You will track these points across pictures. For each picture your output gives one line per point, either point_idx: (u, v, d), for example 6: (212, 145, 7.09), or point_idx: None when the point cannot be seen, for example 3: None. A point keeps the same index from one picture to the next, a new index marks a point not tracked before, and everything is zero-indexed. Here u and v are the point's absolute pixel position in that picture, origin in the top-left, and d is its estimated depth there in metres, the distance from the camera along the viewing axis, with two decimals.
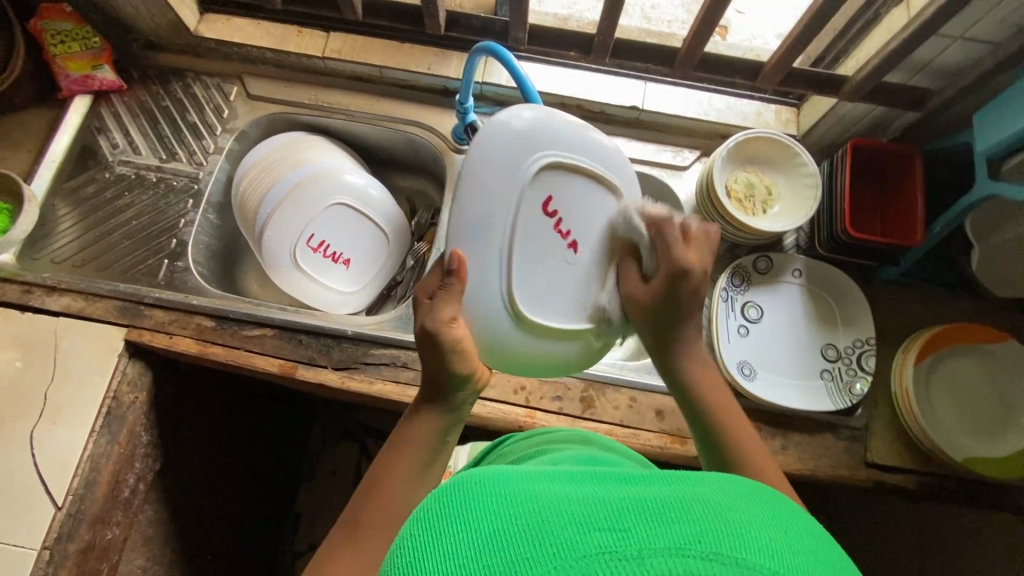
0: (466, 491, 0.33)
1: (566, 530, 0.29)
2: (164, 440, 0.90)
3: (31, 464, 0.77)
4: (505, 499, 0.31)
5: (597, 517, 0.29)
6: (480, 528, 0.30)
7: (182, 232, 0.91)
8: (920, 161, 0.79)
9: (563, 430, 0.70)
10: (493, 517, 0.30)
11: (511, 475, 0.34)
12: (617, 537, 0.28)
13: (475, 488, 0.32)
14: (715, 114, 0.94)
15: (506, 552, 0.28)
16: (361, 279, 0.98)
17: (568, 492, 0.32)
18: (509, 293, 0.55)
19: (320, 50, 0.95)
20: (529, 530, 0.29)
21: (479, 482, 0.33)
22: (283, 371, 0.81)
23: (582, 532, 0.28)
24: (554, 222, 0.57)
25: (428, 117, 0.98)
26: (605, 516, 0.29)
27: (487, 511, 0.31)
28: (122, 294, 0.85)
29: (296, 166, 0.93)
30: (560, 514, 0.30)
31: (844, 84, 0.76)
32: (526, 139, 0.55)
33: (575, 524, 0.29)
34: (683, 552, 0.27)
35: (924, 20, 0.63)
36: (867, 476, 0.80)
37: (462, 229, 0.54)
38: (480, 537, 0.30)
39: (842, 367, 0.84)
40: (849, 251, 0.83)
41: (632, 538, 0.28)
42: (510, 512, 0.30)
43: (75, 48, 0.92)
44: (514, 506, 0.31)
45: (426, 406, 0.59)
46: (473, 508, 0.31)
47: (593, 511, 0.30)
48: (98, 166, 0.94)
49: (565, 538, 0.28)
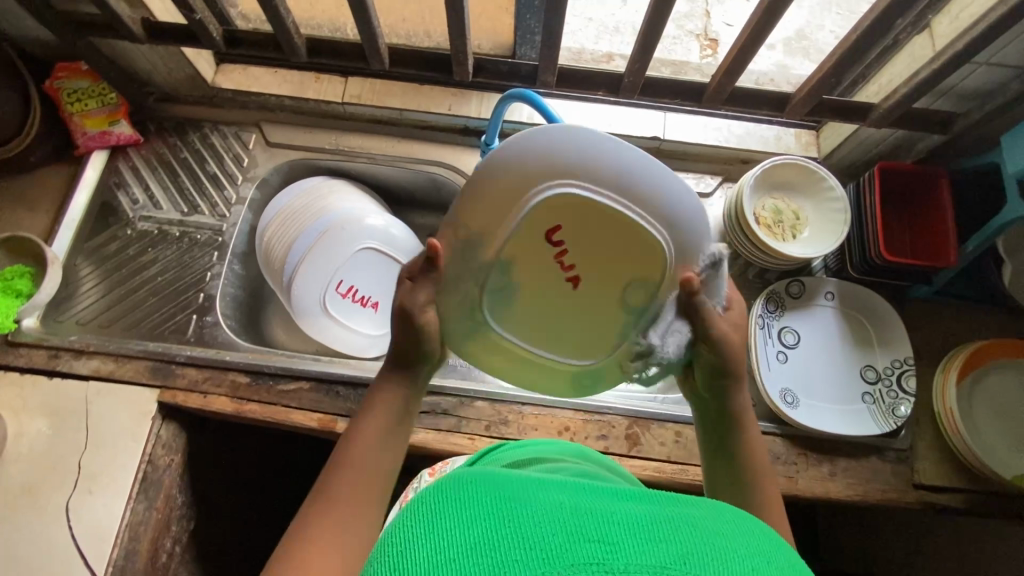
0: (467, 494, 0.36)
1: (559, 537, 0.31)
2: (197, 499, 0.88)
3: (69, 538, 0.74)
4: (503, 504, 0.34)
5: (588, 530, 0.32)
6: (475, 525, 0.33)
7: (209, 286, 0.90)
8: (945, 181, 0.80)
9: (560, 443, 0.71)
10: (489, 515, 0.33)
11: (510, 484, 0.37)
12: (608, 551, 0.30)
13: (475, 493, 0.36)
14: (736, 140, 0.95)
15: (497, 553, 0.30)
16: (388, 321, 0.97)
17: (564, 503, 0.35)
18: (581, 316, 0.55)
19: (339, 95, 0.95)
20: (522, 538, 0.31)
21: (480, 487, 0.36)
22: (322, 426, 0.80)
23: (572, 541, 0.31)
24: (558, 252, 0.51)
25: (450, 156, 0.98)
26: (598, 529, 0.32)
27: (486, 512, 0.34)
28: (152, 354, 0.83)
29: (320, 214, 0.92)
30: (550, 523, 0.32)
31: (871, 112, 0.76)
32: (558, 159, 0.48)
33: (566, 533, 0.31)
34: (667, 570, 0.30)
35: (957, 51, 0.64)
36: (917, 498, 0.79)
37: (524, 255, 0.51)
38: (475, 539, 0.32)
39: (883, 389, 0.83)
40: (882, 274, 0.84)
41: (619, 551, 0.30)
42: (507, 516, 0.33)
43: (92, 106, 0.92)
44: (508, 513, 0.33)
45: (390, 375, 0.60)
46: (473, 515, 0.33)
47: (587, 524, 0.32)
48: (119, 223, 0.93)
49: (556, 544, 0.31)
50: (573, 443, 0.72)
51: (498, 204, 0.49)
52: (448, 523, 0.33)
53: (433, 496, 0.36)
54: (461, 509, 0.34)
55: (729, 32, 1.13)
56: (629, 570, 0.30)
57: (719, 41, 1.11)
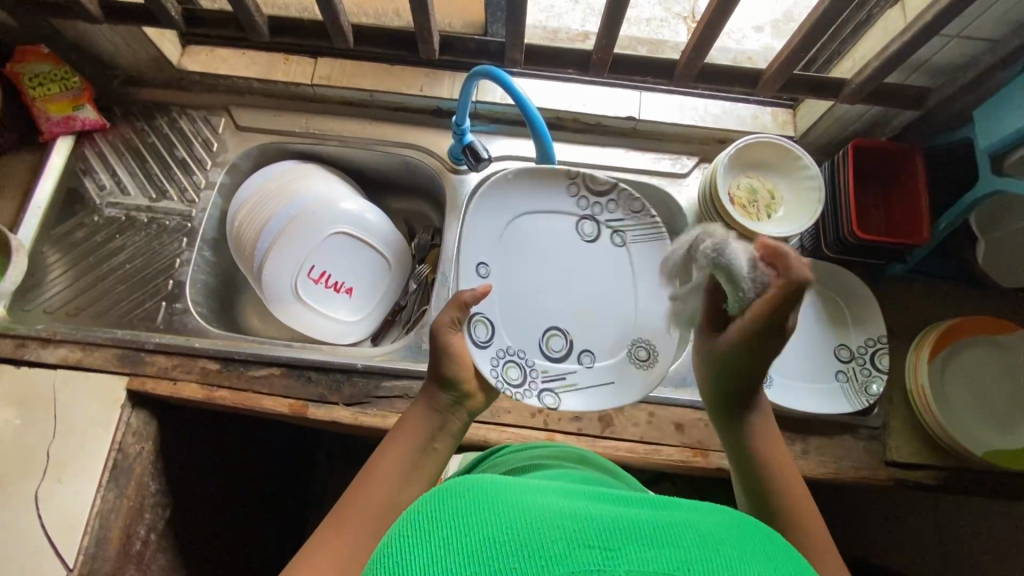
0: (461, 500, 0.35)
1: (557, 543, 0.31)
2: (172, 486, 0.88)
3: (39, 527, 0.74)
4: (501, 508, 0.34)
5: (587, 534, 0.32)
6: (472, 532, 0.32)
7: (178, 273, 0.89)
8: (920, 157, 0.79)
9: (560, 448, 0.71)
10: (488, 522, 0.33)
11: (505, 486, 0.37)
12: (606, 556, 0.31)
13: (470, 497, 0.35)
14: (712, 119, 0.94)
15: (498, 561, 0.30)
16: (364, 307, 0.96)
17: (562, 508, 0.35)
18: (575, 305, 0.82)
19: (308, 77, 0.93)
20: (521, 542, 0.31)
21: (475, 490, 0.36)
22: (293, 412, 0.80)
23: (572, 547, 0.31)
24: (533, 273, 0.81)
25: (424, 138, 0.96)
26: (596, 534, 0.32)
27: (485, 517, 0.33)
28: (120, 342, 0.82)
29: (293, 198, 0.90)
30: (549, 527, 0.32)
31: (844, 87, 0.75)
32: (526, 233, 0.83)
33: (565, 538, 0.31)
34: None
35: (926, 22, 0.63)
36: (890, 475, 0.80)
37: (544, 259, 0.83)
38: (473, 545, 0.31)
39: (856, 367, 0.83)
40: (854, 253, 0.83)
41: (620, 558, 0.31)
42: (507, 521, 0.32)
43: (55, 90, 0.89)
44: (506, 514, 0.33)
45: (415, 412, 0.62)
46: (471, 518, 0.33)
47: (585, 529, 0.32)
48: (86, 210, 0.92)
49: (554, 550, 0.31)
50: (573, 449, 0.72)
51: (539, 228, 0.83)
52: (447, 529, 0.33)
53: (428, 505, 0.35)
54: (458, 515, 0.33)
55: None
56: None
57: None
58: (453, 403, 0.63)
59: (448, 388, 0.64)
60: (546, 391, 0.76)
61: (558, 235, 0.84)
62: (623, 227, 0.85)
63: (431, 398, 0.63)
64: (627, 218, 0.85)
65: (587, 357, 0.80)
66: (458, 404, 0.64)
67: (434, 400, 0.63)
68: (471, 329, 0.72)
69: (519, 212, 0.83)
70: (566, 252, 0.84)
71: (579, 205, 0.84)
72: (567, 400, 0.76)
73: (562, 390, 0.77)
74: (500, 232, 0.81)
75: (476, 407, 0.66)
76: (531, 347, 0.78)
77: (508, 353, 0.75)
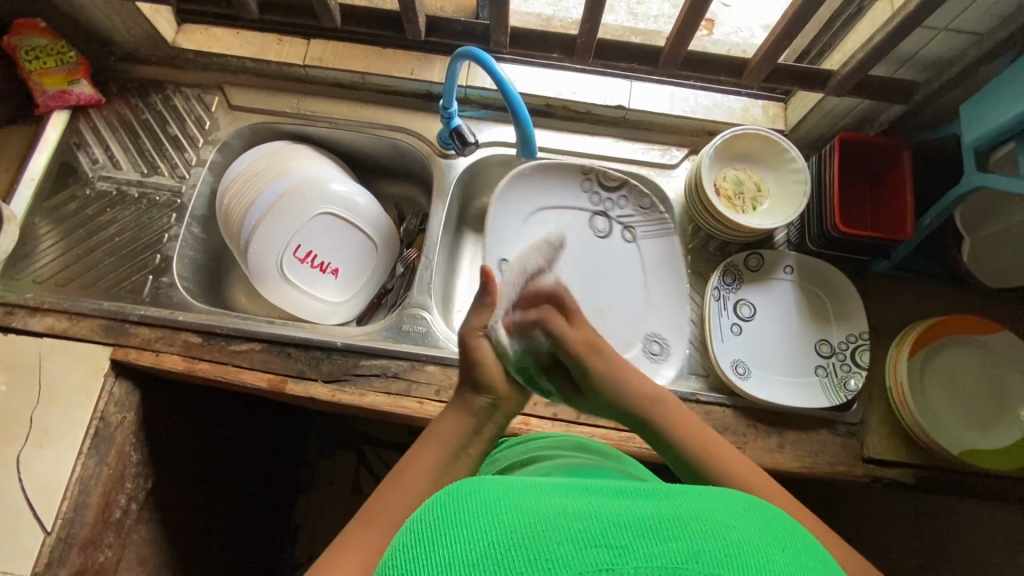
0: (465, 506, 0.35)
1: (564, 546, 0.31)
2: (154, 458, 0.89)
3: (18, 490, 0.75)
4: (504, 512, 0.34)
5: (593, 534, 0.32)
6: (480, 538, 0.33)
7: (165, 247, 0.90)
8: (906, 152, 0.78)
9: (559, 438, 0.72)
10: (494, 528, 0.33)
11: (507, 489, 0.37)
12: (614, 554, 0.31)
13: (476, 502, 0.35)
14: (702, 111, 0.93)
15: (507, 567, 0.31)
16: (350, 288, 0.96)
17: (568, 505, 0.35)
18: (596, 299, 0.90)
19: (300, 58, 0.94)
20: (527, 547, 0.31)
21: (479, 495, 0.36)
22: (272, 386, 0.81)
23: (579, 549, 0.31)
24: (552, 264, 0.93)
25: (413, 122, 0.97)
26: (603, 532, 0.32)
27: (489, 525, 0.33)
28: (106, 313, 0.83)
29: (282, 177, 0.91)
30: (552, 529, 0.32)
31: (830, 79, 0.75)
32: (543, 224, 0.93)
33: (571, 540, 0.32)
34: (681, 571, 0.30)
35: (909, 12, 0.62)
36: (865, 471, 0.79)
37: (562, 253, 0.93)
38: (482, 554, 0.32)
39: (836, 362, 0.83)
40: (840, 248, 0.82)
41: (628, 555, 0.31)
42: (511, 528, 0.33)
43: (50, 64, 0.90)
44: (508, 519, 0.33)
45: (452, 415, 0.60)
46: (473, 528, 0.33)
47: (592, 528, 0.32)
48: (79, 182, 0.93)
49: (563, 554, 0.31)
50: (573, 437, 0.73)
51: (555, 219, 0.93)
52: (452, 540, 0.33)
53: (434, 512, 0.36)
54: (460, 527, 0.33)
55: (725, 10, 1.10)
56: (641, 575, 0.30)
57: (714, 19, 1.08)
58: (489, 406, 0.61)
59: (484, 393, 0.62)
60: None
61: (572, 228, 0.94)
62: (634, 223, 0.93)
63: (466, 402, 0.61)
64: (637, 214, 0.93)
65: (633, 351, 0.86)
66: (494, 408, 0.62)
67: (469, 405, 0.61)
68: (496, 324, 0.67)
69: (535, 205, 0.94)
70: (581, 245, 0.93)
71: (591, 200, 0.94)
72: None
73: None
74: (520, 222, 0.92)
75: (511, 409, 0.64)
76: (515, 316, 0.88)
77: None
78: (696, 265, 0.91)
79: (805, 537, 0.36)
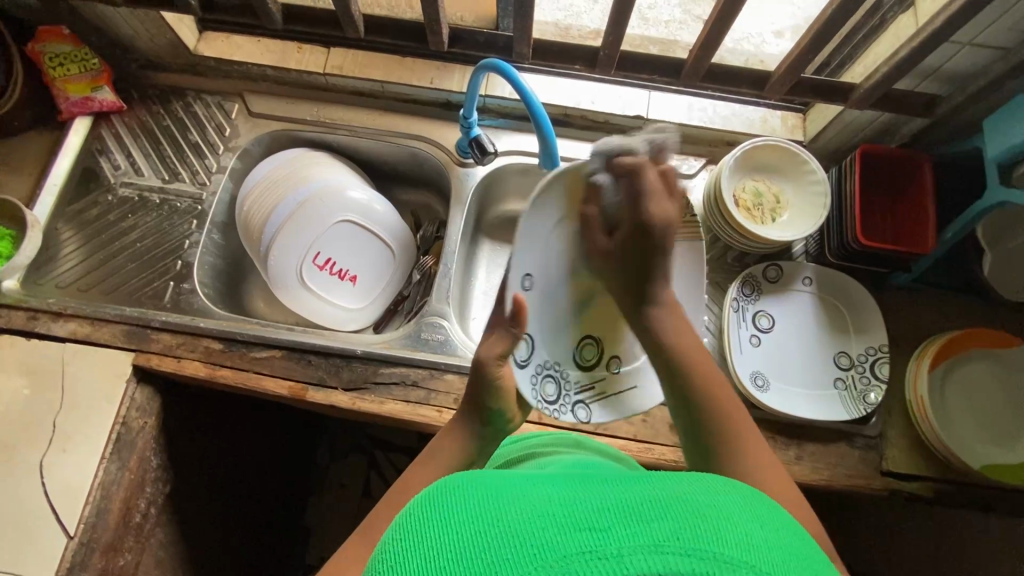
0: (452, 500, 0.35)
1: (547, 531, 0.31)
2: (173, 463, 0.90)
3: (42, 494, 0.76)
4: (490, 504, 0.34)
5: (577, 518, 0.31)
6: (468, 526, 0.33)
7: (187, 253, 0.91)
8: (928, 168, 0.79)
9: (557, 433, 0.73)
10: (478, 519, 0.33)
11: (494, 481, 0.37)
12: (598, 537, 0.30)
13: (465, 494, 0.35)
14: (721, 121, 0.93)
15: (490, 555, 0.31)
16: (368, 295, 0.97)
17: (553, 493, 0.34)
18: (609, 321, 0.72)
19: (320, 66, 0.95)
20: (511, 534, 0.31)
21: (464, 490, 0.36)
22: (293, 394, 0.81)
23: (563, 533, 0.31)
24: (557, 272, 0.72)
25: (432, 131, 0.97)
26: (587, 516, 0.31)
27: (476, 514, 0.33)
28: (128, 319, 0.84)
29: (301, 183, 0.92)
30: (535, 517, 0.32)
31: (852, 92, 0.75)
32: None
33: (556, 525, 0.31)
34: (662, 549, 0.29)
35: (936, 28, 0.62)
36: (884, 485, 0.79)
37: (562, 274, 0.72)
38: (466, 543, 0.32)
39: (856, 375, 0.83)
40: (860, 260, 0.83)
41: (611, 536, 0.30)
42: (497, 516, 0.33)
43: (74, 71, 0.91)
44: (494, 510, 0.33)
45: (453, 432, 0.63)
46: (461, 518, 0.33)
47: (575, 513, 0.32)
48: (101, 188, 0.94)
49: (547, 539, 0.30)
50: (579, 436, 0.73)
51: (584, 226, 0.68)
52: (441, 530, 0.33)
53: (421, 507, 0.36)
54: (449, 517, 0.34)
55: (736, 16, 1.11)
56: (623, 554, 0.29)
57: None
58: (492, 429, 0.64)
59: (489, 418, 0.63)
60: (579, 403, 0.73)
61: None
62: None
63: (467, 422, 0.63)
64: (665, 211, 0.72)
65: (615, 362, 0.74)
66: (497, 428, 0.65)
67: (472, 426, 0.63)
68: (513, 353, 0.61)
69: None
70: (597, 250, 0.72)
71: None
72: (598, 410, 0.74)
73: (594, 400, 0.74)
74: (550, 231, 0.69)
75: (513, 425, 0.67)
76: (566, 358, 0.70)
77: (546, 369, 0.67)
78: (715, 275, 0.90)
79: (794, 523, 0.35)
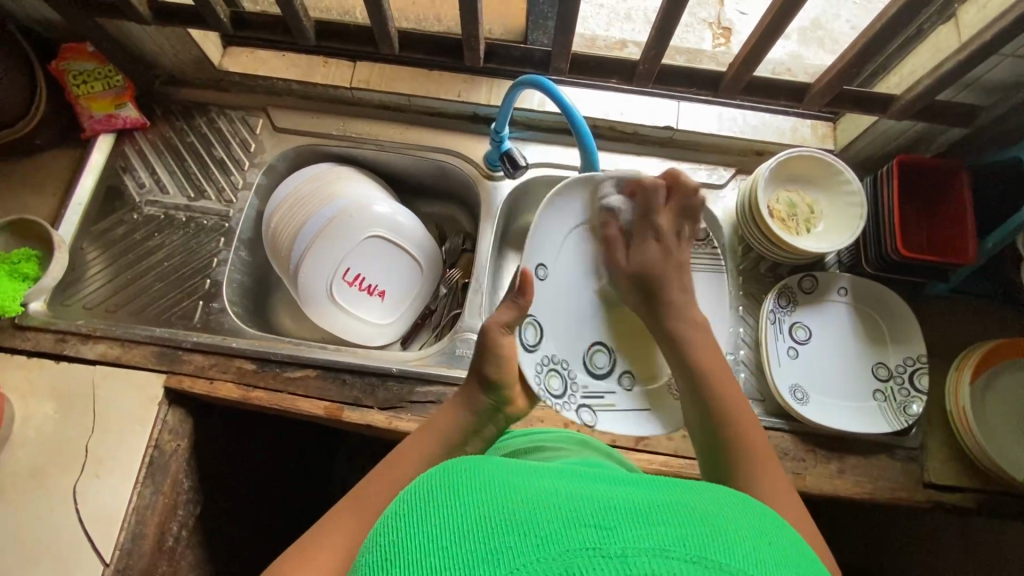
0: (453, 483, 0.33)
1: (551, 523, 0.29)
2: (203, 484, 0.89)
3: (75, 521, 0.74)
4: (486, 491, 0.32)
5: (584, 513, 0.29)
6: (462, 510, 0.31)
7: (215, 272, 0.90)
8: (966, 175, 0.78)
9: (565, 432, 0.70)
10: (479, 504, 0.31)
11: (495, 467, 0.34)
12: (604, 533, 0.28)
13: (466, 477, 0.33)
14: (751, 131, 0.93)
15: (486, 541, 0.28)
16: (396, 310, 0.96)
17: (560, 487, 0.32)
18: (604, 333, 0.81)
19: (347, 81, 0.94)
20: (511, 523, 0.29)
21: (465, 472, 0.34)
22: (329, 414, 0.80)
23: (567, 526, 0.28)
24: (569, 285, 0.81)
25: (458, 143, 0.96)
26: (593, 513, 0.29)
27: (469, 499, 0.31)
28: (159, 340, 0.83)
29: (328, 200, 0.91)
30: (538, 508, 0.30)
31: (892, 103, 0.74)
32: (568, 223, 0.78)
33: (561, 518, 0.29)
34: (667, 553, 0.27)
35: (986, 41, 0.62)
36: (927, 497, 0.78)
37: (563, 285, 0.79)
38: (461, 528, 0.29)
39: (895, 386, 0.82)
40: (898, 270, 0.82)
41: (616, 535, 0.28)
42: (496, 504, 0.30)
43: (98, 88, 0.91)
44: (492, 498, 0.31)
45: (456, 406, 0.64)
46: (460, 503, 0.31)
47: (580, 508, 0.29)
48: (125, 207, 0.92)
49: (547, 532, 0.28)
50: (603, 444, 0.71)
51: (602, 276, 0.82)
52: (438, 511, 0.31)
53: (420, 485, 0.34)
54: (442, 501, 0.32)
55: (742, 19, 1.11)
56: (627, 555, 0.27)
57: (731, 28, 1.09)
58: (492, 408, 0.65)
59: (489, 392, 0.65)
60: (583, 406, 0.77)
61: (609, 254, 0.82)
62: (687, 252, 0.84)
63: (471, 398, 0.65)
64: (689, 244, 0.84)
65: (627, 378, 0.81)
66: (498, 409, 0.66)
67: (474, 402, 0.64)
68: (521, 331, 0.72)
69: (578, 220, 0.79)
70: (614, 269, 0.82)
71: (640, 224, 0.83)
72: (603, 417, 0.77)
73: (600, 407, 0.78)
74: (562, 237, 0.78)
75: (516, 414, 0.68)
76: (575, 361, 0.79)
77: (551, 362, 0.76)
78: (749, 286, 0.90)
79: (804, 548, 0.33)
